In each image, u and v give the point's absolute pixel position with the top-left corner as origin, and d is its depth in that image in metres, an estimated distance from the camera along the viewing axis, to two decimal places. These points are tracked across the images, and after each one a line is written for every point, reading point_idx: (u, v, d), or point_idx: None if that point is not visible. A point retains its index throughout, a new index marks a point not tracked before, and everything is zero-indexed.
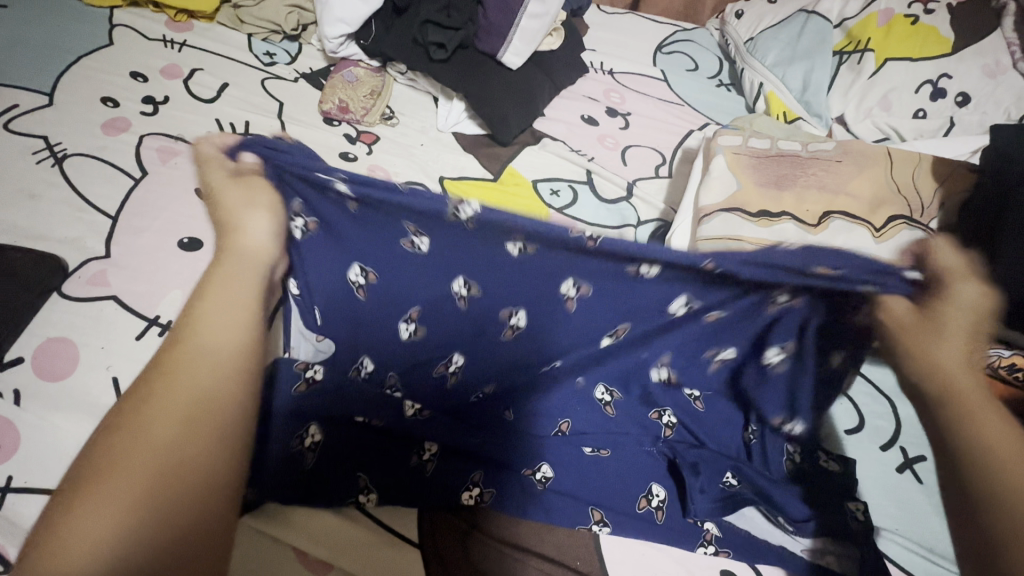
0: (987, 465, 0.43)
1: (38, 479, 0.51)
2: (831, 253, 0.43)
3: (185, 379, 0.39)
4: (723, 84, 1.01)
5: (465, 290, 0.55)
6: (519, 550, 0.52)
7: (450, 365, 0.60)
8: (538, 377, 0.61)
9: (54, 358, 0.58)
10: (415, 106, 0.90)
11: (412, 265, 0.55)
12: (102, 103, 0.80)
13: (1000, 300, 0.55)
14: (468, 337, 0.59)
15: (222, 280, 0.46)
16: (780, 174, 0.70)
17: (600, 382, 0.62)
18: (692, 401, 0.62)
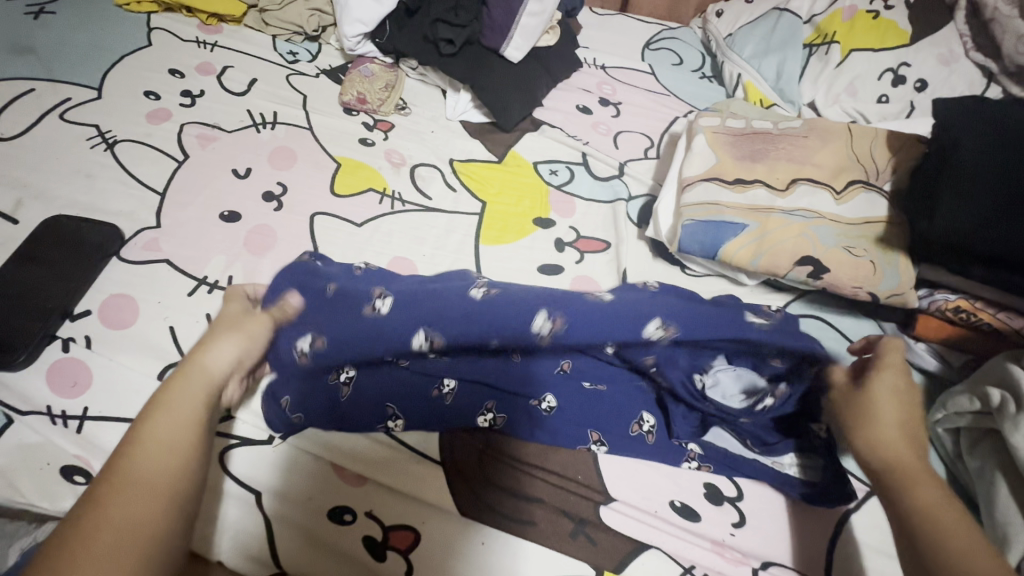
0: (898, 458, 0.49)
1: (110, 409, 0.59)
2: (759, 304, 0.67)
3: (140, 462, 0.44)
4: (706, 77, 1.10)
5: (484, 288, 0.62)
6: (530, 466, 0.60)
7: (469, 323, 0.63)
8: None
9: (118, 310, 0.66)
10: (425, 98, 1.00)
11: (440, 291, 0.61)
12: (145, 97, 0.89)
13: (945, 244, 0.62)
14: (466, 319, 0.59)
15: (192, 376, 0.51)
16: (754, 148, 0.79)
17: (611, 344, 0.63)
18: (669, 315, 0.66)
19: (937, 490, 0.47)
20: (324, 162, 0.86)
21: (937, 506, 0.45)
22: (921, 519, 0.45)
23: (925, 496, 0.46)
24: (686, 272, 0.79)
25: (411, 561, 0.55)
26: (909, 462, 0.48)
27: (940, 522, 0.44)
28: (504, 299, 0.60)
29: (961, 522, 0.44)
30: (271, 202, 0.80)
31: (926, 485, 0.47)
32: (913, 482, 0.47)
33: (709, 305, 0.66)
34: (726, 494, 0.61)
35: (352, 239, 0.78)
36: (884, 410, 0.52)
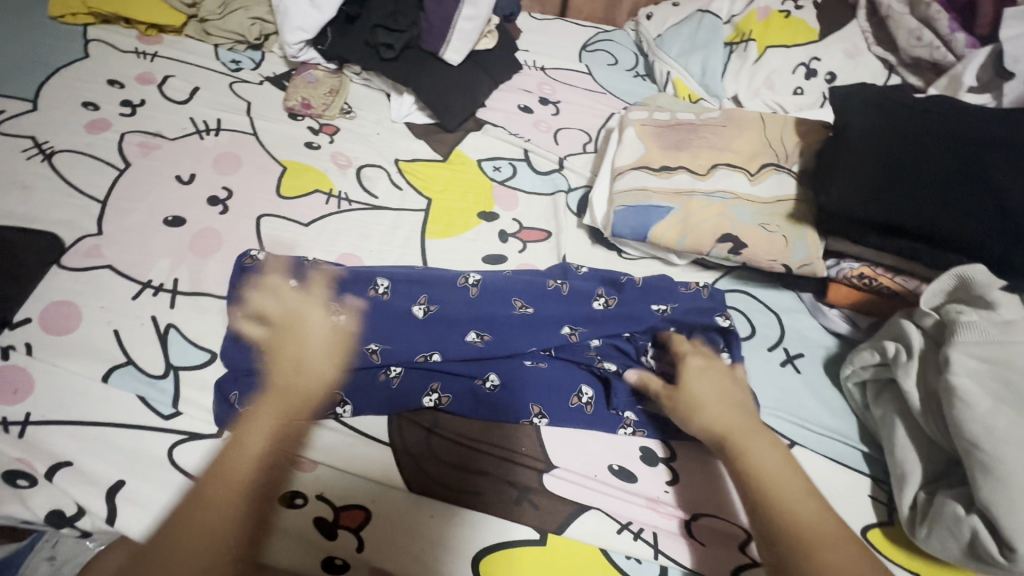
0: (724, 430, 0.59)
1: (54, 413, 0.59)
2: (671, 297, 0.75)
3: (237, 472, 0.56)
4: (640, 75, 1.17)
5: (425, 305, 0.68)
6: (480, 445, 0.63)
7: (422, 304, 0.68)
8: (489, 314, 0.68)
9: (59, 317, 0.66)
10: (370, 101, 1.02)
11: (389, 309, 0.67)
12: (83, 107, 0.89)
13: (847, 215, 0.69)
14: (410, 331, 0.66)
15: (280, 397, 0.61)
16: (678, 138, 0.86)
17: (566, 323, 0.70)
18: (600, 302, 0.73)
19: (763, 448, 0.58)
20: (270, 166, 0.88)
21: (759, 464, 0.56)
22: (749, 476, 0.55)
23: (752, 457, 0.57)
24: (623, 256, 0.84)
25: (362, 538, 0.57)
26: (736, 429, 0.59)
27: (762, 476, 0.55)
28: (445, 317, 0.68)
29: (784, 482, 0.55)
30: (217, 206, 0.81)
31: (752, 448, 0.57)
32: (738, 446, 0.58)
33: (644, 298, 0.74)
34: (660, 455, 0.65)
35: (299, 238, 0.80)
36: (710, 389, 0.62)
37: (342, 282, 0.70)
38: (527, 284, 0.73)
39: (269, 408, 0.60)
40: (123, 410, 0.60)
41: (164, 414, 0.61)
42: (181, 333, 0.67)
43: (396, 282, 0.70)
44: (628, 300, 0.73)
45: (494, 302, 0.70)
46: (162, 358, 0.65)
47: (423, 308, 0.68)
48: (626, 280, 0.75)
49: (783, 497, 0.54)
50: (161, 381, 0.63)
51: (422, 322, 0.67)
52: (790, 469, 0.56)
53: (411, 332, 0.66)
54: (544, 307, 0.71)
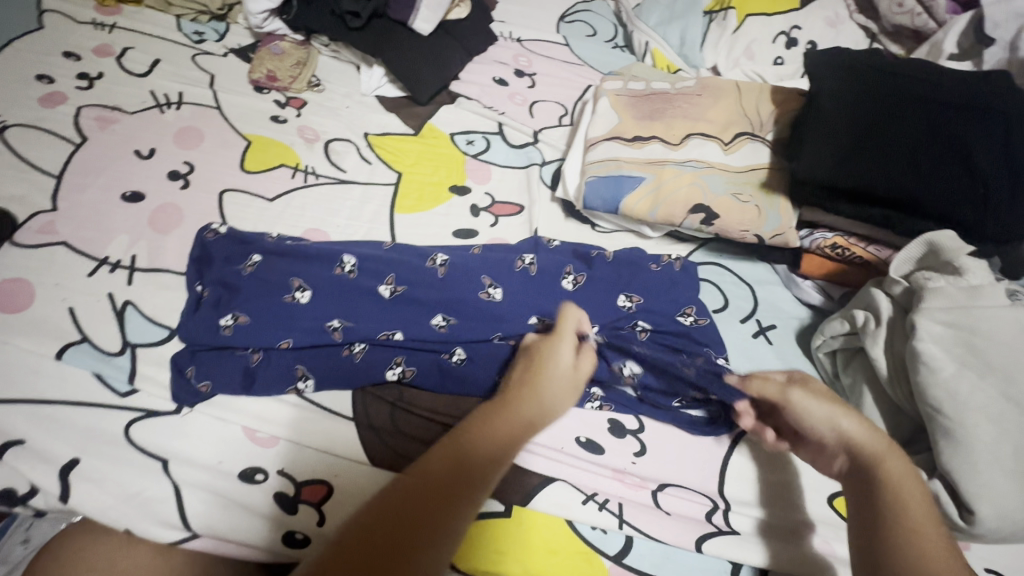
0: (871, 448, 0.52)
1: (6, 392, 0.58)
2: (645, 279, 0.74)
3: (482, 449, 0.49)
4: (618, 47, 1.14)
5: (392, 285, 0.67)
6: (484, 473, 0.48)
7: (389, 285, 0.67)
8: (457, 295, 0.68)
9: (11, 294, 0.64)
10: (339, 74, 0.99)
11: (353, 287, 0.66)
12: (37, 81, 0.86)
13: (818, 184, 0.68)
14: (375, 309, 0.65)
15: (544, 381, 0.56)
16: (652, 108, 0.84)
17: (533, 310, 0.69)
18: (568, 283, 0.73)
19: (907, 478, 0.50)
20: (234, 141, 0.86)
21: (908, 499, 0.49)
22: (903, 511, 0.48)
23: (904, 492, 0.49)
24: (596, 229, 0.83)
25: (323, 512, 0.56)
26: (882, 452, 0.52)
27: (916, 513, 0.48)
28: (415, 296, 0.67)
29: (929, 517, 0.48)
30: (177, 180, 0.79)
31: (900, 477, 0.50)
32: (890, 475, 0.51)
33: (612, 278, 0.73)
34: (628, 427, 0.65)
35: (263, 213, 0.78)
36: (850, 395, 0.56)
37: (305, 259, 0.68)
38: (496, 264, 0.73)
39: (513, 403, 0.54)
40: (78, 388, 0.59)
41: (121, 392, 0.60)
42: (139, 310, 0.65)
43: (363, 261, 0.69)
44: (599, 282, 0.73)
45: (462, 282, 0.69)
46: (119, 335, 0.63)
47: (390, 289, 0.67)
48: (597, 259, 0.75)
49: (924, 538, 0.46)
50: (117, 359, 0.62)
51: (388, 301, 0.66)
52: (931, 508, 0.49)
53: (375, 310, 0.65)
54: (512, 286, 0.71)
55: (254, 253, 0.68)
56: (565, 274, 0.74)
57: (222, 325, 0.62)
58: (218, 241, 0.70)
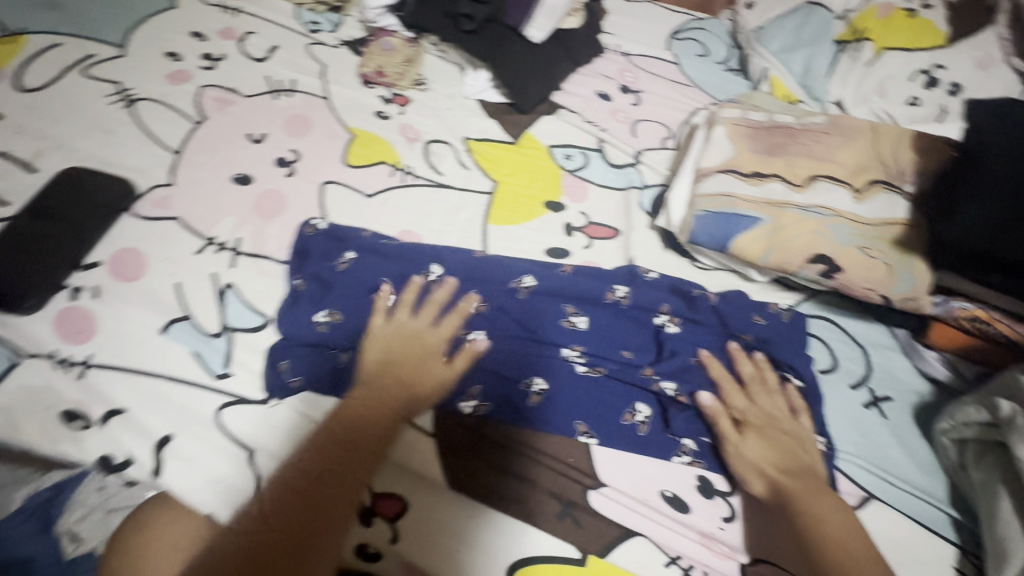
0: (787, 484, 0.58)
1: (114, 360, 0.60)
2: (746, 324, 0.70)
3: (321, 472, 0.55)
4: (731, 70, 1.07)
5: (478, 301, 0.69)
6: (339, 475, 0.55)
7: (476, 301, 0.69)
8: (546, 320, 0.69)
9: (126, 263, 0.67)
10: (444, 74, 0.98)
11: (442, 298, 0.68)
12: (167, 58, 0.90)
13: (966, 251, 0.61)
14: (464, 323, 0.67)
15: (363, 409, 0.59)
16: (773, 142, 0.79)
17: (622, 349, 0.68)
18: (659, 325, 0.70)
19: (817, 498, 0.57)
20: (339, 133, 0.86)
21: (826, 524, 0.55)
22: (816, 540, 0.54)
23: (816, 512, 0.56)
24: (696, 265, 0.78)
25: (396, 529, 0.55)
26: (798, 485, 0.58)
27: (830, 542, 0.54)
28: (494, 316, 0.68)
29: (846, 540, 0.54)
30: (284, 168, 0.80)
31: (814, 503, 0.56)
32: (797, 502, 0.56)
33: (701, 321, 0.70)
34: (718, 488, 0.60)
35: (361, 209, 0.78)
36: (757, 435, 0.61)
37: (397, 265, 0.70)
38: (585, 294, 0.72)
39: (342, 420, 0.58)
40: (178, 365, 0.61)
41: (216, 373, 0.61)
42: (238, 294, 0.67)
43: (450, 274, 0.71)
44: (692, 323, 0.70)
45: (548, 307, 0.70)
46: (219, 317, 0.65)
47: (476, 305, 0.68)
48: (695, 299, 0.72)
49: (841, 558, 0.53)
50: (216, 340, 0.63)
51: (473, 317, 0.67)
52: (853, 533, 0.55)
53: (463, 324, 0.67)
54: (601, 318, 0.70)
55: (347, 253, 0.70)
56: (656, 313, 0.71)
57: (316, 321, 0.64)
58: (314, 233, 0.72)
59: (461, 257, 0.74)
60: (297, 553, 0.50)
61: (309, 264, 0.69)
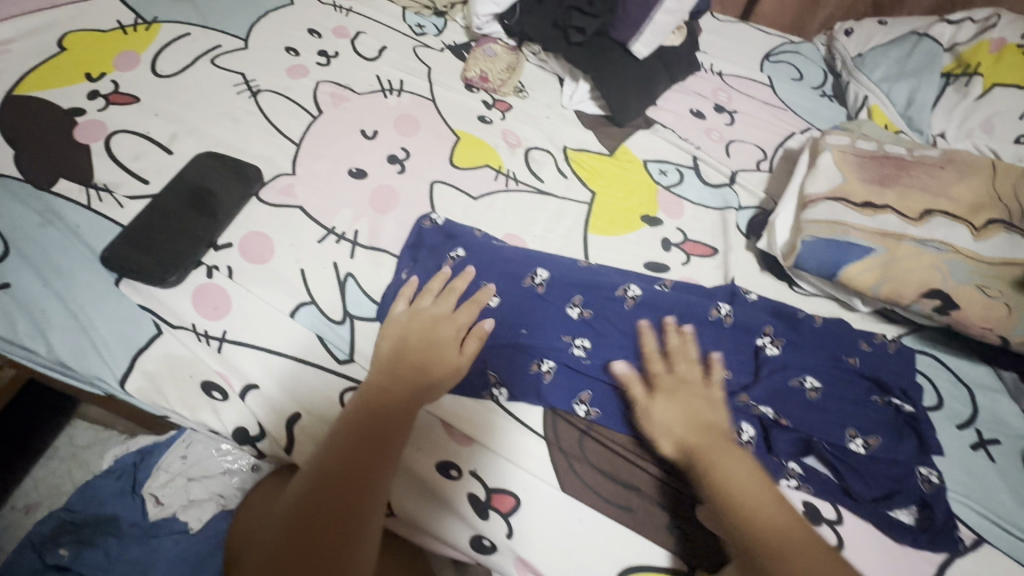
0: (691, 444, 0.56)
1: (247, 337, 0.63)
2: (855, 349, 0.69)
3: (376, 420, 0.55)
4: (826, 95, 1.07)
5: (579, 308, 0.70)
6: (390, 426, 0.54)
7: (578, 308, 0.70)
8: (648, 331, 0.69)
9: (255, 246, 0.70)
10: (543, 83, 1.01)
11: (547, 301, 0.69)
12: (286, 52, 0.94)
13: None
14: (569, 329, 0.68)
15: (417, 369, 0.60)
16: (883, 172, 0.78)
17: (724, 367, 0.68)
18: (762, 345, 0.70)
19: (732, 460, 0.54)
20: (445, 134, 0.89)
21: (729, 479, 0.52)
22: (722, 497, 0.51)
23: (728, 472, 0.53)
24: (795, 289, 0.78)
25: (510, 524, 0.58)
26: (706, 442, 0.55)
27: (748, 502, 0.50)
28: (599, 323, 0.69)
29: (768, 502, 0.51)
30: (395, 165, 0.83)
31: (719, 461, 0.53)
32: (709, 459, 0.54)
33: (803, 343, 0.69)
34: (825, 515, 0.60)
35: (467, 210, 0.80)
36: (662, 402, 0.59)
37: (501, 265, 0.72)
38: (689, 309, 0.72)
39: (405, 375, 0.59)
40: (304, 347, 0.63)
41: (339, 358, 0.64)
42: (358, 284, 0.70)
43: (554, 278, 0.72)
44: (798, 345, 0.69)
45: (651, 320, 0.70)
46: (340, 305, 0.68)
47: (577, 312, 0.70)
48: (800, 321, 0.71)
49: (754, 517, 0.50)
50: (339, 327, 0.66)
51: (575, 323, 0.68)
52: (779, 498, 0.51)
53: (567, 330, 0.67)
54: (702, 334, 0.70)
55: (460, 252, 0.73)
56: (759, 332, 0.70)
57: (419, 305, 0.66)
58: (429, 230, 0.75)
59: (563, 262, 0.75)
60: (359, 442, 0.52)
61: (420, 261, 0.72)
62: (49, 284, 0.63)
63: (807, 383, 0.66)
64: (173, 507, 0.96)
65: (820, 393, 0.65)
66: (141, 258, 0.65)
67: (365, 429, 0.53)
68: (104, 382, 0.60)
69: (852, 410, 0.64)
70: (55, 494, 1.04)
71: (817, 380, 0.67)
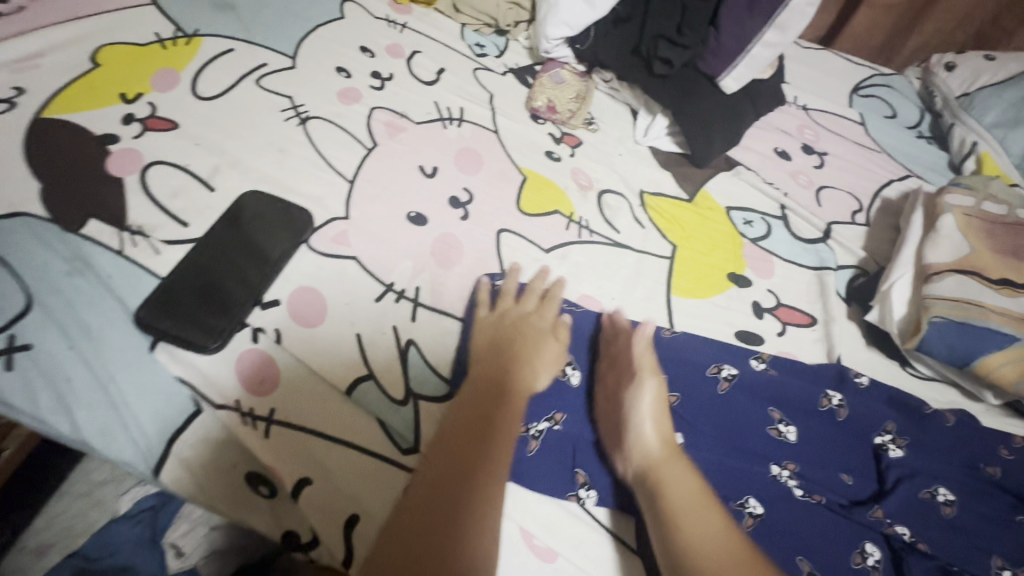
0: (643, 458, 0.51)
1: (300, 420, 0.55)
2: (990, 455, 0.60)
3: (472, 408, 0.51)
4: (923, 137, 0.97)
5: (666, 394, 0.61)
6: (489, 415, 0.50)
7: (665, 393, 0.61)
8: (751, 425, 0.60)
9: (306, 305, 0.62)
10: (614, 115, 0.92)
11: None
12: (336, 73, 0.85)
13: None
14: None
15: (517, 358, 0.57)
16: (1018, 243, 0.69)
17: (840, 471, 0.59)
18: (881, 445, 0.60)
19: (680, 473, 0.49)
20: (510, 173, 0.80)
21: (672, 496, 0.48)
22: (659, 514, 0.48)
23: (670, 489, 0.48)
24: (908, 370, 0.69)
25: None
26: (657, 457, 0.51)
27: (678, 517, 0.46)
28: (690, 414, 0.60)
29: (694, 512, 0.47)
30: (458, 209, 0.74)
31: (672, 476, 0.49)
32: (661, 474, 0.49)
33: (930, 446, 0.60)
34: None
35: (539, 263, 0.72)
36: (634, 399, 0.55)
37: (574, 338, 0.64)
38: (795, 398, 0.62)
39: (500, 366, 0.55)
40: (364, 433, 0.55)
41: (403, 447, 0.56)
42: (421, 354, 0.61)
43: None
44: (923, 445, 0.60)
45: (752, 410, 0.61)
46: (402, 380, 0.59)
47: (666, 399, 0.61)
48: (927, 417, 0.62)
49: (687, 534, 0.45)
50: (402, 409, 0.58)
51: None
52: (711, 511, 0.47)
53: None
54: (812, 428, 0.61)
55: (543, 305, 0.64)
56: (876, 430, 0.61)
57: (503, 307, 0.63)
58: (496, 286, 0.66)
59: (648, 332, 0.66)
60: (459, 437, 0.48)
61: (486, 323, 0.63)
62: (75, 347, 0.55)
63: (939, 497, 0.57)
64: (194, 558, 0.89)
65: (955, 511, 0.56)
66: (192, 295, 0.59)
67: (469, 419, 0.50)
68: (134, 466, 0.53)
69: (996, 533, 0.55)
70: (69, 536, 0.92)
71: (950, 492, 0.57)
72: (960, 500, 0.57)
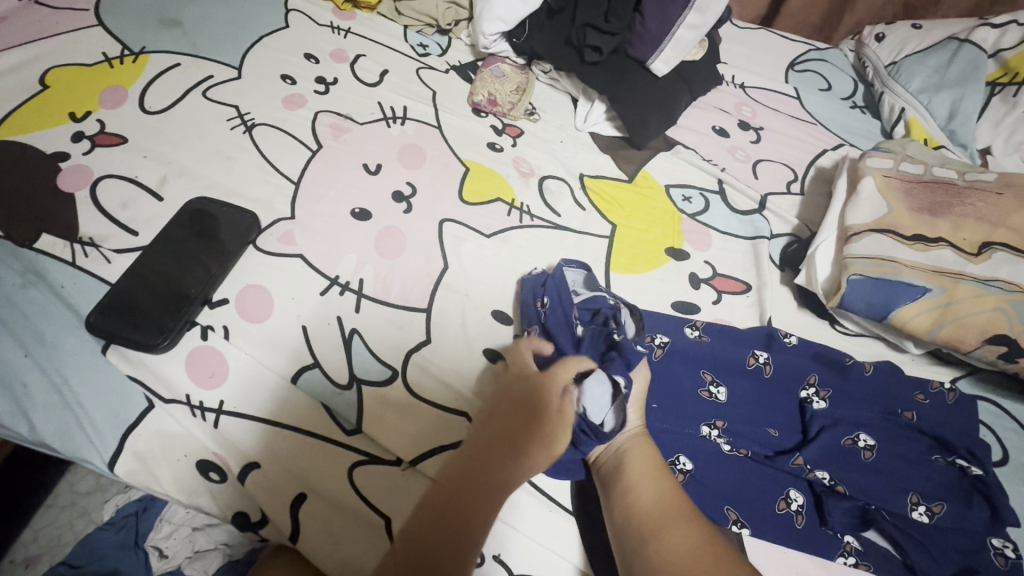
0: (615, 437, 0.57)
1: (248, 408, 0.58)
2: (910, 401, 0.64)
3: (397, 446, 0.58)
4: (857, 107, 1.01)
5: None
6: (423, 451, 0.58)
7: None
8: (684, 388, 0.63)
9: (252, 301, 0.65)
10: (555, 104, 0.95)
11: None
12: (282, 81, 0.88)
13: None
14: None
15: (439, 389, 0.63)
16: (934, 200, 0.72)
17: (767, 425, 0.62)
18: (806, 399, 0.64)
19: (643, 451, 0.55)
20: (453, 165, 0.83)
21: (634, 467, 0.54)
22: (618, 479, 0.54)
23: (636, 465, 0.54)
24: (836, 328, 0.73)
25: None
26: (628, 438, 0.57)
27: (636, 481, 0.53)
28: None
29: (650, 476, 0.53)
30: (401, 203, 0.77)
31: (634, 452, 0.55)
32: (626, 450, 0.56)
33: (852, 395, 0.64)
34: None
35: (481, 250, 0.75)
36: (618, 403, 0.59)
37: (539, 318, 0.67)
38: (726, 359, 0.65)
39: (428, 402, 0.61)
40: (310, 417, 0.58)
41: (347, 429, 0.59)
42: (364, 341, 0.64)
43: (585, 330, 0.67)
44: (846, 395, 0.64)
45: (682, 374, 0.64)
46: (346, 367, 0.62)
47: None
48: (850, 369, 0.65)
49: (639, 497, 0.52)
50: (346, 393, 0.60)
51: None
52: (666, 483, 0.53)
53: None
54: (742, 388, 0.64)
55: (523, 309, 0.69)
56: (801, 385, 0.65)
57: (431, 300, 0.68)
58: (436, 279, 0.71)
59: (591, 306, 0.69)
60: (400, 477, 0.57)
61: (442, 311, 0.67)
62: (31, 355, 0.59)
63: (861, 443, 0.60)
64: (179, 558, 0.88)
65: (875, 455, 0.60)
66: (141, 296, 0.62)
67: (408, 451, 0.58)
68: (91, 463, 0.56)
69: (914, 473, 0.59)
70: (56, 545, 0.95)
71: (872, 439, 0.61)
72: (880, 444, 0.60)
